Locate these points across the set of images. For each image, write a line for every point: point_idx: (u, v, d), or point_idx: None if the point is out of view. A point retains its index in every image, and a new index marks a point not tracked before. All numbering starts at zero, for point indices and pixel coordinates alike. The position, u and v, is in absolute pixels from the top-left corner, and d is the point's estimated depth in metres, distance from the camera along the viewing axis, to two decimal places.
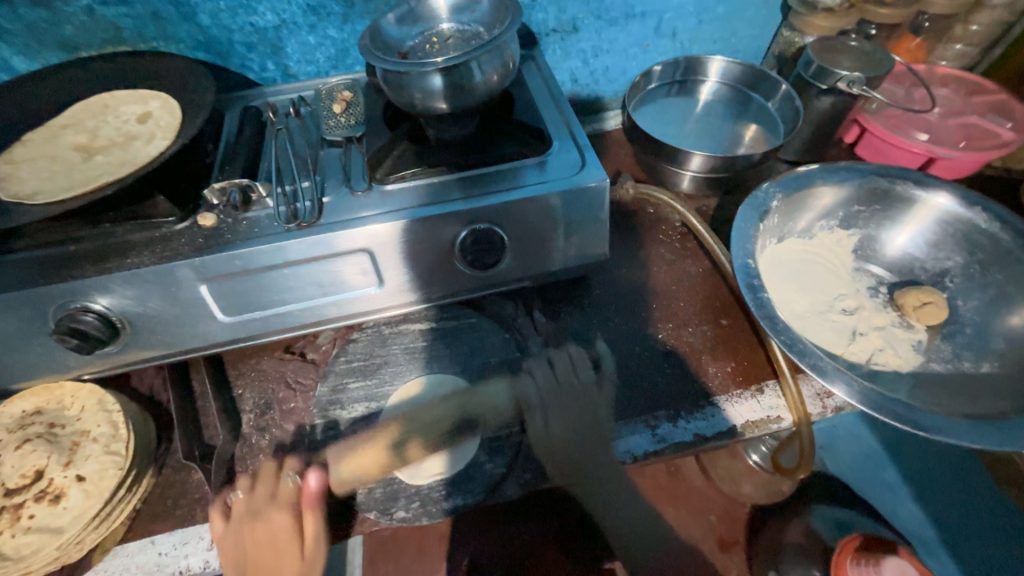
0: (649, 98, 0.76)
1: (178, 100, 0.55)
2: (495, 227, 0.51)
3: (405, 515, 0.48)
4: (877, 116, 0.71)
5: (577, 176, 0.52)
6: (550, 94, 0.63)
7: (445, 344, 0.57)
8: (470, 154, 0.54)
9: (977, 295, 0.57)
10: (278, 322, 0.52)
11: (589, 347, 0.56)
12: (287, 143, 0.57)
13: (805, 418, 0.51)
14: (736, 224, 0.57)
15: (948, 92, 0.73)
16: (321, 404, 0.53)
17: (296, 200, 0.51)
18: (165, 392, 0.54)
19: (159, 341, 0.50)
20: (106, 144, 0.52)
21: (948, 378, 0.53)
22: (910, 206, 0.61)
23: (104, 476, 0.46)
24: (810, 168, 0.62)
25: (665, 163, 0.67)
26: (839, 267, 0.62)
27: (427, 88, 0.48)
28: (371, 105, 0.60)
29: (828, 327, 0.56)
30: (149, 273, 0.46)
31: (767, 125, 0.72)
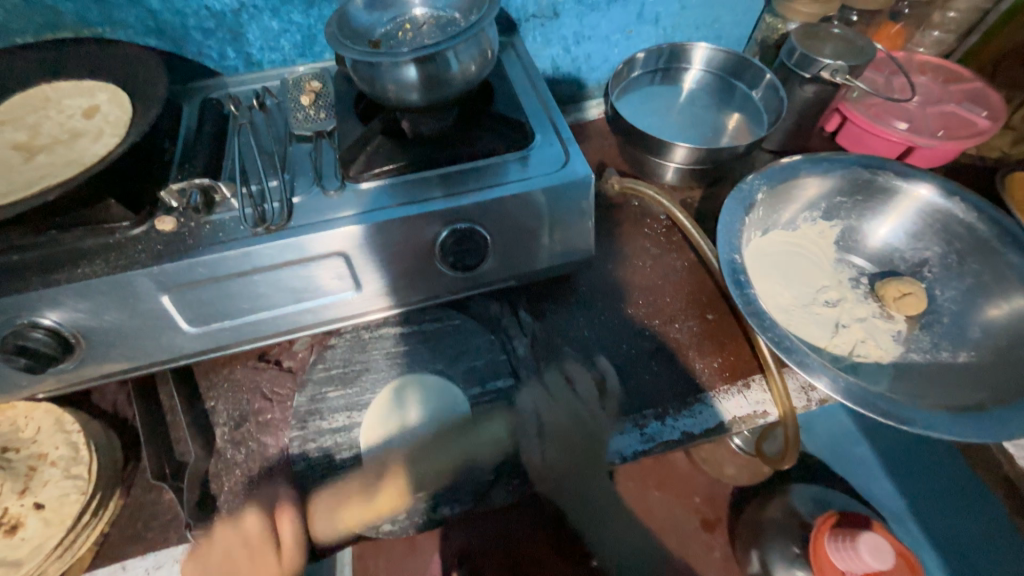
0: (632, 87, 0.74)
1: (129, 93, 0.50)
2: (477, 227, 0.49)
3: (392, 527, 0.46)
4: (858, 104, 0.71)
5: (561, 171, 0.51)
6: (531, 84, 0.60)
7: (428, 347, 0.55)
8: (449, 149, 0.51)
9: (955, 284, 0.58)
10: (249, 331, 0.49)
11: (575, 344, 0.56)
12: (251, 138, 0.54)
13: (790, 412, 0.51)
14: (722, 218, 0.56)
15: (926, 80, 0.73)
16: (300, 415, 0.51)
17: (264, 200, 0.48)
18: (130, 408, 0.51)
19: (119, 355, 0.47)
20: (49, 143, 0.48)
21: (927, 368, 0.53)
22: (891, 196, 0.61)
23: (65, 502, 0.43)
24: (794, 159, 0.61)
25: (649, 155, 0.66)
26: (822, 259, 0.62)
27: (401, 80, 0.45)
28: (341, 97, 0.56)
29: (812, 320, 0.56)
30: (102, 285, 0.43)
31: (750, 114, 0.71)
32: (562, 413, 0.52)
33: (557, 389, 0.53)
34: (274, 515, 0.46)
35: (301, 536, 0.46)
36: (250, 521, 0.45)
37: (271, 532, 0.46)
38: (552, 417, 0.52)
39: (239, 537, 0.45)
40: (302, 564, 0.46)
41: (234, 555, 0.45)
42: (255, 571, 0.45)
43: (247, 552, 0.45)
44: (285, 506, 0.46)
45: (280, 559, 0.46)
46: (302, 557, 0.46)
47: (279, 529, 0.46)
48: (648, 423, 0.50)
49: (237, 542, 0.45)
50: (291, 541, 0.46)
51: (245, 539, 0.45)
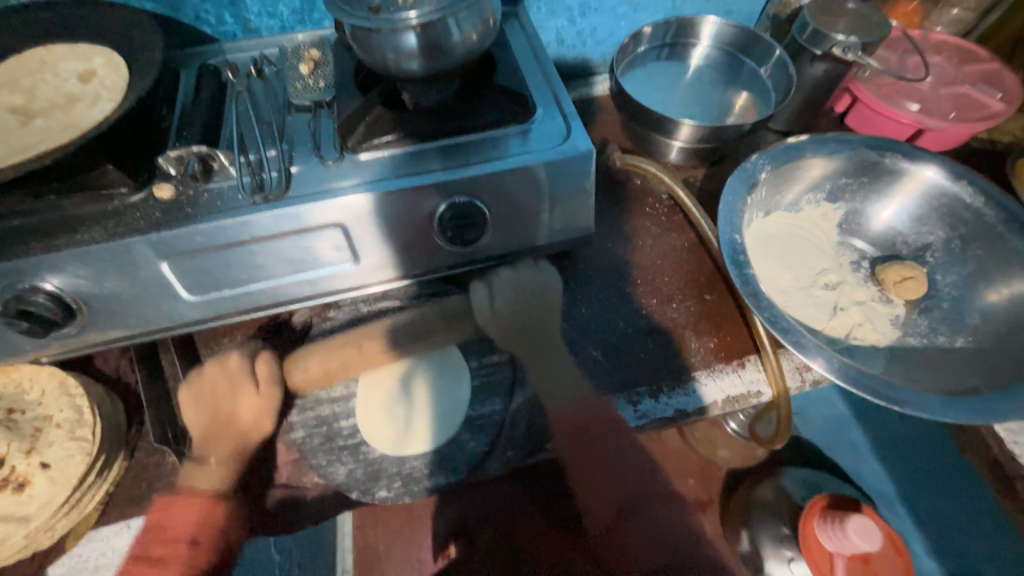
0: (638, 62, 0.73)
1: (125, 57, 0.49)
2: (476, 201, 0.49)
3: (387, 493, 0.50)
4: (870, 84, 0.69)
5: (562, 146, 0.50)
6: (535, 56, 0.59)
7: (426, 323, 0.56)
8: (449, 120, 0.50)
9: (957, 269, 0.58)
10: (248, 301, 0.50)
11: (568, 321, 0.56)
12: (249, 106, 0.53)
13: (783, 392, 0.52)
14: (724, 198, 0.56)
15: (942, 60, 0.71)
16: (299, 384, 0.52)
17: (262, 170, 0.48)
18: (133, 373, 0.52)
19: (121, 322, 0.47)
20: (46, 107, 0.47)
21: (924, 352, 0.54)
22: (898, 178, 0.60)
23: (70, 463, 0.44)
24: (800, 139, 0.60)
25: (653, 133, 0.65)
26: (824, 241, 0.61)
27: (400, 48, 0.44)
28: (340, 65, 0.55)
29: (811, 302, 0.56)
30: (102, 251, 0.43)
31: (759, 93, 0.69)
32: (512, 287, 0.54)
33: (550, 365, 0.53)
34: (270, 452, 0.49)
35: (277, 376, 0.52)
36: (233, 359, 0.51)
37: (249, 369, 0.51)
38: (547, 392, 0.53)
39: None
40: (279, 406, 0.52)
41: (223, 387, 0.51)
42: (236, 400, 0.50)
43: (229, 385, 0.50)
44: (263, 354, 0.52)
45: (257, 395, 0.51)
46: (275, 408, 0.51)
47: (256, 366, 0.51)
48: (642, 400, 0.51)
49: (217, 373, 0.51)
50: (267, 380, 0.51)
51: (228, 373, 0.51)
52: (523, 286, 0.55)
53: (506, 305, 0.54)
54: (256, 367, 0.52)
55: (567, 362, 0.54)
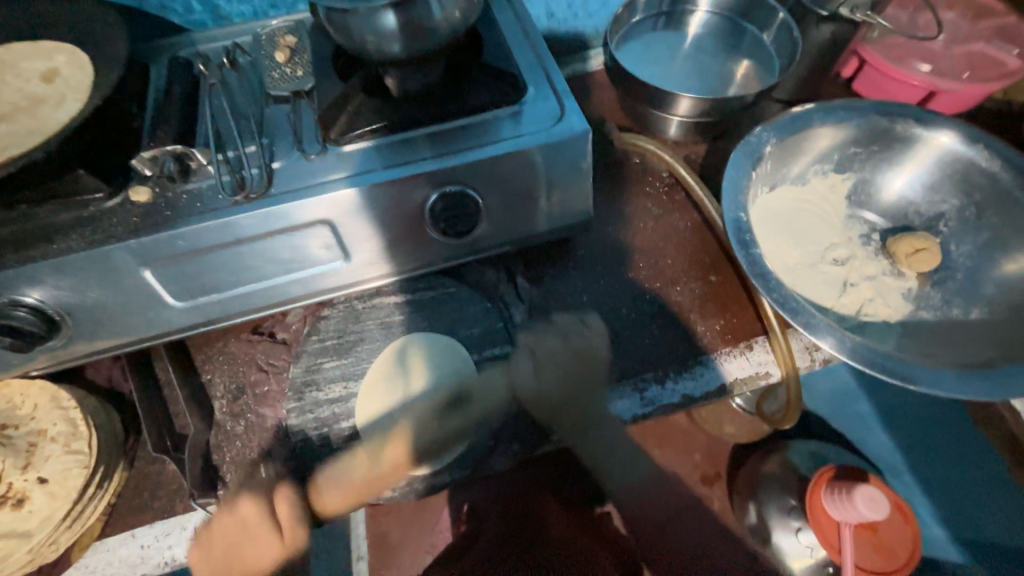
0: (633, 33, 0.69)
1: (89, 53, 0.47)
2: (468, 190, 0.46)
3: (392, 493, 0.48)
4: (879, 45, 0.65)
5: (556, 127, 0.47)
6: (524, 31, 0.55)
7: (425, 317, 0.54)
8: (435, 105, 0.48)
9: (971, 238, 0.55)
10: (237, 304, 0.48)
11: (564, 296, 0.54)
12: (225, 99, 0.50)
13: (792, 373, 0.51)
14: (728, 174, 0.53)
15: (954, 16, 0.68)
16: (296, 387, 0.51)
17: (242, 167, 0.46)
18: (127, 382, 0.51)
19: (108, 332, 0.46)
20: (9, 110, 0.45)
21: (936, 326, 0.52)
22: (910, 145, 0.57)
23: (68, 477, 0.43)
24: (806, 108, 0.57)
25: (651, 108, 0.62)
26: (832, 215, 0.59)
27: (379, 29, 0.42)
28: (318, 51, 0.52)
29: (819, 279, 0.54)
30: (80, 261, 0.41)
31: (761, 60, 0.66)
32: (563, 363, 0.51)
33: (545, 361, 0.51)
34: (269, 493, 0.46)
35: (302, 515, 0.47)
36: (246, 505, 0.45)
37: (266, 510, 0.46)
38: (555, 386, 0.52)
39: (239, 526, 0.45)
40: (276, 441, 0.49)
41: (230, 548, 0.46)
42: (253, 534, 0.46)
43: (246, 532, 0.45)
44: (283, 487, 0.46)
45: (282, 538, 0.46)
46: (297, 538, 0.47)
47: (277, 505, 0.46)
48: (647, 388, 0.49)
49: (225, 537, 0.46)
50: (291, 522, 0.47)
51: (242, 521, 0.45)
52: (548, 325, 0.52)
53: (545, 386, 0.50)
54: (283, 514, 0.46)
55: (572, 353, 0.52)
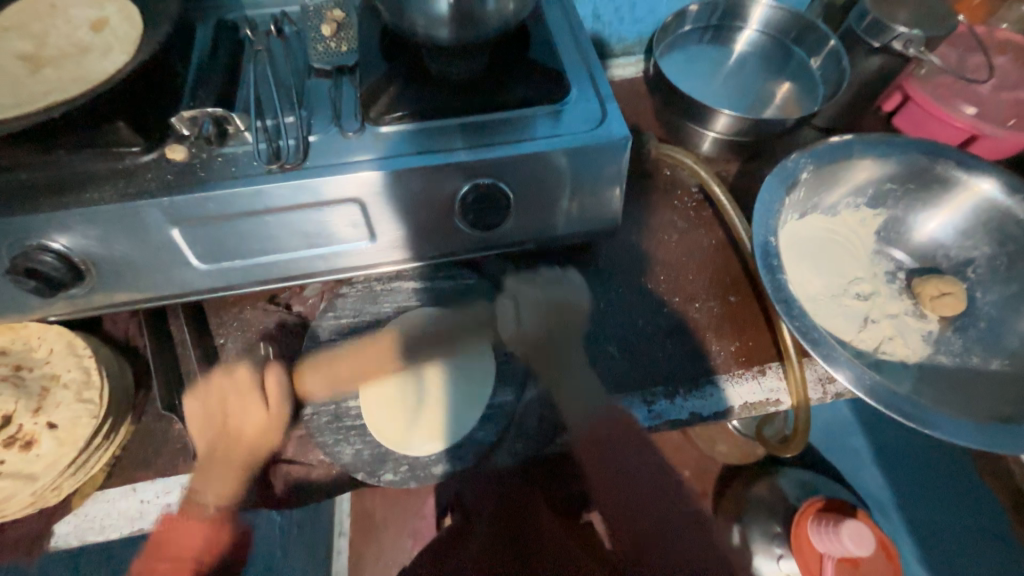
0: (678, 44, 0.68)
1: (138, 7, 0.47)
2: (501, 184, 0.46)
3: (393, 477, 0.49)
4: (926, 83, 0.65)
5: (595, 131, 0.47)
6: (572, 31, 0.55)
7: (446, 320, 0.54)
8: (477, 96, 0.47)
9: (999, 288, 0.55)
10: (258, 273, 0.48)
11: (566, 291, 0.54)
12: (267, 67, 0.50)
13: (803, 403, 0.50)
14: (761, 197, 0.53)
15: (1007, 61, 0.66)
16: (308, 360, 0.51)
17: (279, 137, 0.46)
18: (141, 337, 0.52)
19: (129, 286, 0.46)
20: (56, 55, 0.45)
21: (954, 373, 0.51)
22: (948, 187, 0.56)
23: (77, 425, 0.44)
24: (846, 139, 0.56)
25: (688, 121, 0.62)
26: (859, 249, 0.59)
27: (432, 14, 0.42)
28: (364, 29, 0.52)
29: (841, 311, 0.54)
30: (110, 212, 0.41)
31: (805, 85, 0.65)
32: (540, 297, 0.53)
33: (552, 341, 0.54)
34: (264, 365, 0.51)
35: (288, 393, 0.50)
36: (243, 372, 0.49)
37: (258, 382, 0.50)
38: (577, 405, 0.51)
39: (231, 385, 0.49)
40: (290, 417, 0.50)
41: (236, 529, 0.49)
42: (247, 414, 0.49)
43: (237, 398, 0.49)
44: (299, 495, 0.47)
45: (268, 409, 0.49)
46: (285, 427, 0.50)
47: (266, 377, 0.50)
48: (658, 402, 0.49)
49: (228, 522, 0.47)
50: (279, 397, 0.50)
51: (238, 386, 0.49)
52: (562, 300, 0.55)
53: (534, 327, 0.53)
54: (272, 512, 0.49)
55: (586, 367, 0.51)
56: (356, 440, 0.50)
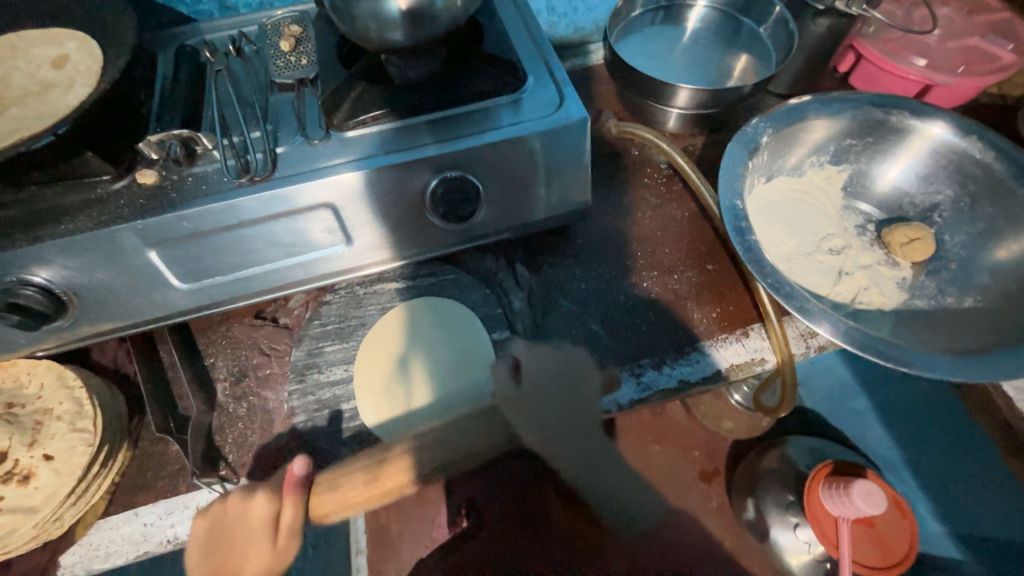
0: (633, 27, 0.70)
1: (97, 41, 0.48)
2: (469, 175, 0.47)
3: None
4: (875, 40, 0.66)
5: (555, 115, 0.48)
6: (525, 22, 0.56)
7: (451, 313, 0.55)
8: (436, 92, 0.48)
9: (965, 228, 0.56)
10: (239, 288, 0.49)
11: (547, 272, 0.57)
12: (230, 86, 0.51)
13: (787, 361, 0.51)
14: (724, 163, 0.54)
15: (950, 11, 0.68)
16: (298, 368, 0.52)
17: (247, 151, 0.46)
18: (131, 364, 0.52)
19: (112, 313, 0.47)
20: (20, 94, 0.46)
21: (930, 314, 0.53)
22: (905, 136, 0.58)
23: (73, 454, 0.44)
24: (802, 100, 0.57)
25: (649, 100, 0.63)
26: (827, 206, 0.60)
27: (383, 16, 0.42)
28: (322, 41, 0.53)
29: (816, 268, 0.55)
30: (85, 241, 0.42)
31: (759, 53, 0.67)
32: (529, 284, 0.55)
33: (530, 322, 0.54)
34: (280, 496, 0.44)
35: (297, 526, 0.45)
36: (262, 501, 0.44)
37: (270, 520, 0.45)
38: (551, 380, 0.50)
39: (244, 525, 0.44)
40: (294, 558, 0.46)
41: (241, 549, 0.45)
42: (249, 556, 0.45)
43: (243, 534, 0.44)
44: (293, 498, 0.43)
45: (275, 547, 0.45)
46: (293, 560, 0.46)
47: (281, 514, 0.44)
48: (645, 372, 0.50)
49: (231, 513, 0.44)
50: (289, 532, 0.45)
51: (248, 517, 0.44)
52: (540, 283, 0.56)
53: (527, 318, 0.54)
54: (279, 518, 0.45)
55: (573, 345, 0.52)
56: (352, 442, 0.50)
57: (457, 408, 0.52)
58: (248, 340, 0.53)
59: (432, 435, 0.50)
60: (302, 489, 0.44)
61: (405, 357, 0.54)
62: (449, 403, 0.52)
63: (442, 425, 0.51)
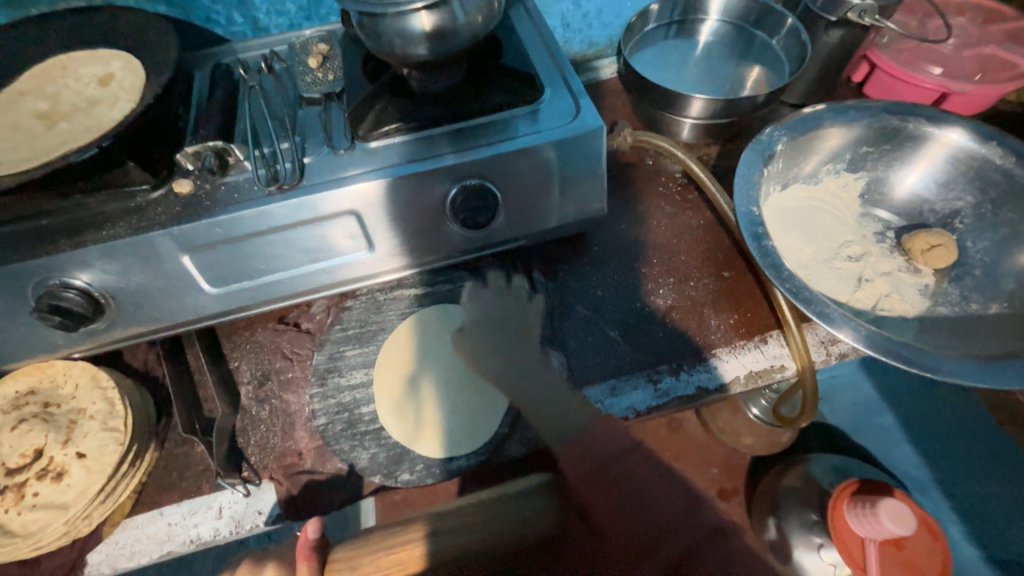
0: (646, 41, 0.72)
1: (140, 60, 0.51)
2: (488, 183, 0.49)
3: (410, 477, 0.49)
4: (888, 50, 0.67)
5: (571, 124, 0.50)
6: (541, 38, 0.58)
7: (458, 323, 0.57)
8: (456, 104, 0.50)
9: (988, 235, 0.55)
10: (265, 292, 0.50)
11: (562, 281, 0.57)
12: (261, 101, 0.54)
13: (808, 368, 0.51)
14: (739, 171, 0.54)
15: (964, 21, 0.69)
16: (319, 372, 0.53)
17: (276, 161, 0.48)
18: (160, 367, 0.54)
19: (145, 316, 0.48)
20: (68, 110, 0.49)
21: (955, 321, 0.52)
22: (922, 143, 0.58)
23: (104, 452, 0.46)
24: (817, 109, 0.58)
25: (663, 111, 0.64)
26: (845, 213, 0.60)
27: (408, 33, 0.44)
28: (348, 58, 0.56)
29: (835, 275, 0.55)
30: (124, 248, 0.44)
31: (771, 65, 0.68)
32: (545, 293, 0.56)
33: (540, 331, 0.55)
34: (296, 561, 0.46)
35: None
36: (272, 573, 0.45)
37: None
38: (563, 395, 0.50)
39: None
40: None
41: None
42: None
43: None
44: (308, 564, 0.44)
45: None
46: None
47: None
48: (663, 378, 0.50)
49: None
50: None
51: None
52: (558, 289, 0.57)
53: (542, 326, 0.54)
54: None
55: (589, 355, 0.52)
56: (371, 445, 0.50)
57: (472, 416, 0.53)
58: (272, 346, 0.54)
59: (449, 441, 0.52)
60: (317, 553, 0.46)
61: (421, 367, 0.56)
62: (465, 411, 0.54)
63: (459, 431, 0.52)
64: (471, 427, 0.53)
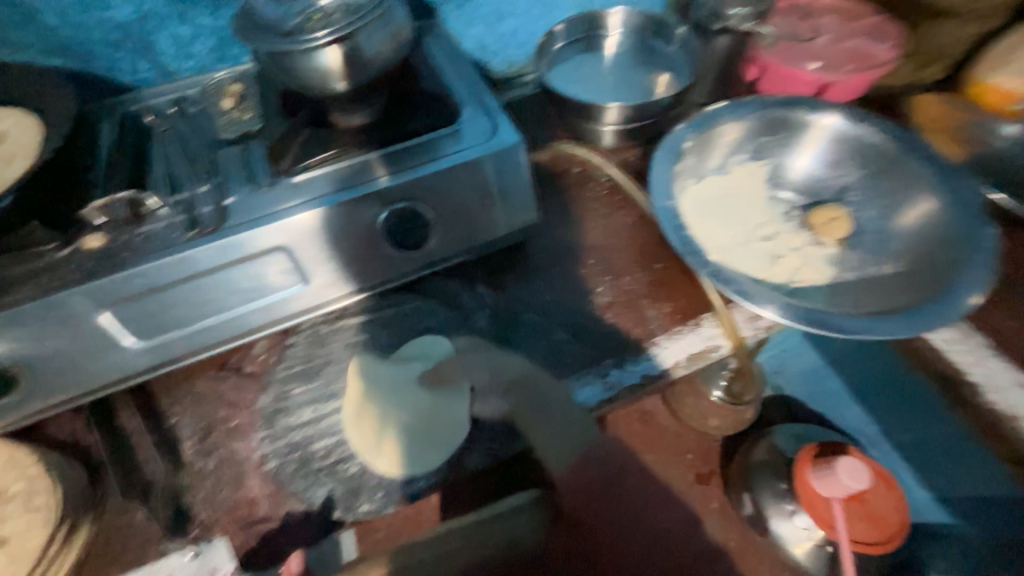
0: (559, 58, 0.76)
1: (37, 117, 0.49)
2: (417, 205, 0.50)
3: (370, 507, 0.47)
4: (773, 49, 0.74)
5: (492, 140, 0.51)
6: (456, 61, 0.60)
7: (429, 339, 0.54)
8: (377, 132, 0.52)
9: (876, 204, 0.62)
10: (199, 339, 0.49)
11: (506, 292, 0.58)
12: (175, 147, 0.53)
13: (740, 343, 0.54)
14: (653, 170, 0.59)
15: (833, 19, 0.77)
16: (266, 415, 0.51)
17: (195, 205, 0.47)
18: (89, 436, 0.50)
19: (66, 381, 0.46)
20: None
21: (861, 283, 0.57)
22: (807, 129, 0.65)
23: (29, 539, 0.44)
24: (715, 107, 0.64)
25: (581, 120, 0.68)
26: (757, 198, 0.65)
27: (318, 67, 0.45)
28: (264, 97, 0.56)
29: (754, 254, 0.59)
30: (34, 314, 0.42)
31: (674, 70, 0.73)
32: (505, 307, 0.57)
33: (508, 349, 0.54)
34: None
35: None
36: None
37: None
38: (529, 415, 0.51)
39: None
40: None
41: None
42: None
43: None
44: None
45: None
46: None
47: None
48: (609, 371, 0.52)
49: None
50: None
51: None
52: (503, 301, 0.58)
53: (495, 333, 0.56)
54: None
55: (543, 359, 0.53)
56: (327, 481, 0.48)
57: (432, 434, 0.50)
58: (214, 398, 0.52)
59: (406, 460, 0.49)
60: None
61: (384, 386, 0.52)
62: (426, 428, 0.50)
63: (417, 450, 0.49)
64: (430, 447, 0.50)
